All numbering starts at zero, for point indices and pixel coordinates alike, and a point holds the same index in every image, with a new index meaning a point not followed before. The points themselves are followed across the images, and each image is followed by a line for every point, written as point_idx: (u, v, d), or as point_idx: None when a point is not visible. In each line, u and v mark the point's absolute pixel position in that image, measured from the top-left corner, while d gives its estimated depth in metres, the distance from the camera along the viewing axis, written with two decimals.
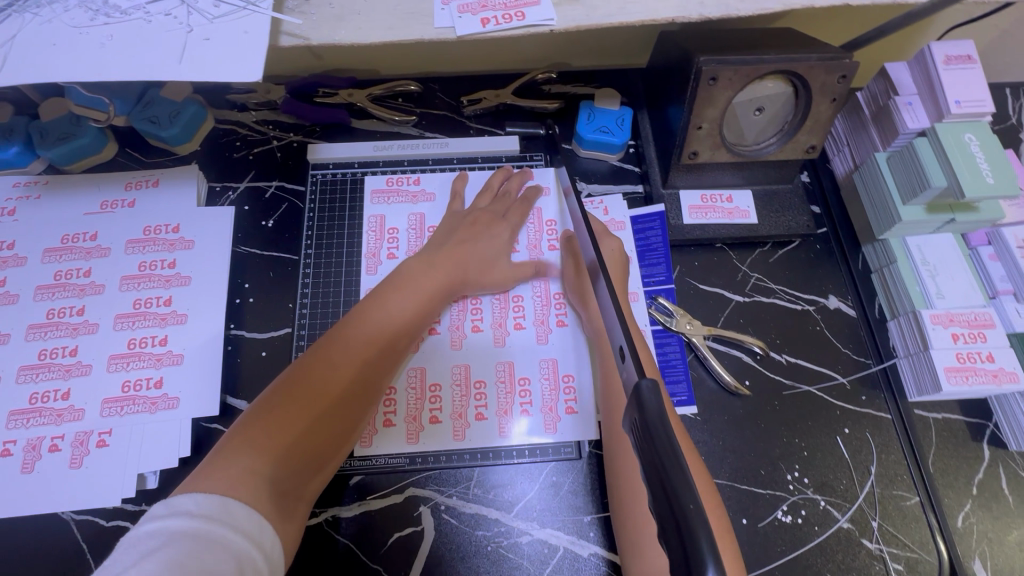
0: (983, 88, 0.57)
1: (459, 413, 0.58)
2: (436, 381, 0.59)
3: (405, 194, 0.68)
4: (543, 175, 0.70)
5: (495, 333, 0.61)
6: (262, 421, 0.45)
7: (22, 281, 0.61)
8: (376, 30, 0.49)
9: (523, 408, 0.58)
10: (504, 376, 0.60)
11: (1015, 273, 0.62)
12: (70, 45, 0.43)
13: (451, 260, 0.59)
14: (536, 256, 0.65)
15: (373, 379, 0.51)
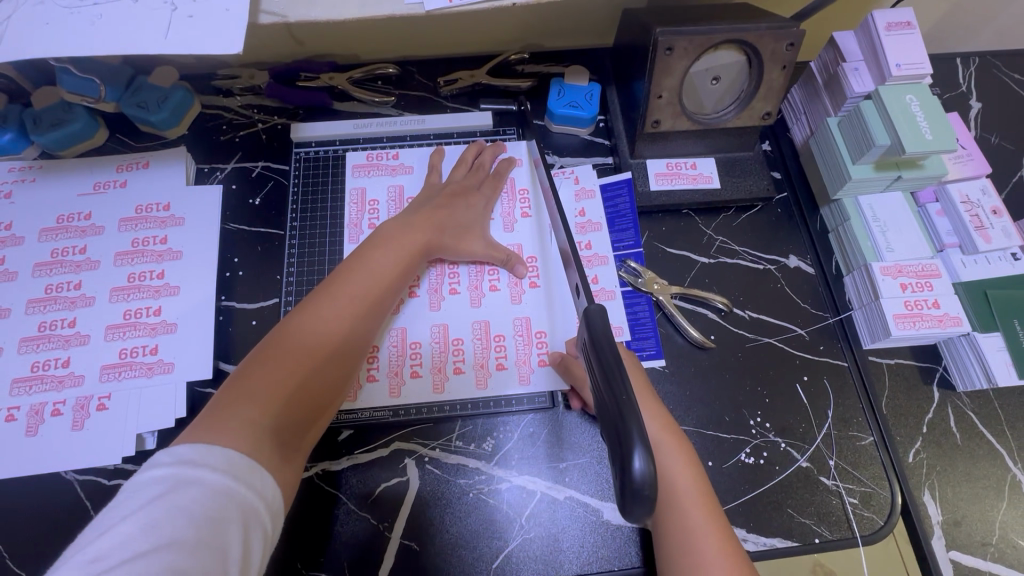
0: (922, 52, 0.61)
1: (439, 368, 0.62)
2: (417, 340, 0.63)
3: (384, 169, 0.71)
4: (515, 148, 0.73)
5: (471, 294, 0.65)
6: (254, 374, 0.46)
7: (20, 259, 0.64)
8: (350, 7, 0.52)
9: (499, 362, 0.62)
10: (480, 334, 0.63)
11: (960, 227, 0.65)
12: (64, 24, 0.46)
13: (428, 225, 0.62)
14: (509, 222, 0.69)
15: (360, 333, 0.53)
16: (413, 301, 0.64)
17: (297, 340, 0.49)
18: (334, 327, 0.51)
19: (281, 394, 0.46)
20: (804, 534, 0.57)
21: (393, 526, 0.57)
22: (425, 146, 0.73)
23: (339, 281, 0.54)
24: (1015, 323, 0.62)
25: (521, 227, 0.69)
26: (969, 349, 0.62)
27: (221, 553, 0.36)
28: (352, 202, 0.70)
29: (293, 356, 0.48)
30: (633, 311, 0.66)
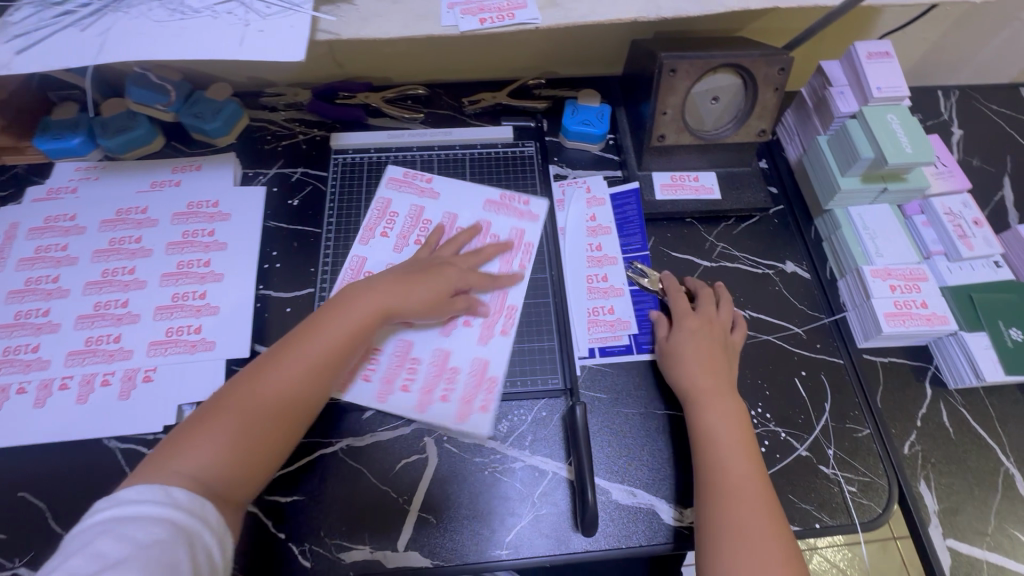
0: (900, 78, 0.68)
1: (387, 379, 0.64)
2: (380, 348, 0.65)
3: (414, 187, 0.77)
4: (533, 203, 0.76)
5: (451, 329, 0.67)
6: (196, 430, 0.50)
7: (82, 246, 0.70)
8: (393, 27, 0.59)
9: (444, 394, 0.63)
10: (436, 362, 0.65)
11: (944, 236, 0.71)
12: (155, 34, 0.54)
13: (404, 286, 0.62)
14: (519, 260, 0.72)
15: (310, 399, 0.54)
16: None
17: (245, 407, 0.51)
18: (284, 395, 0.53)
19: (224, 447, 0.49)
20: (806, 520, 0.60)
21: (413, 499, 0.60)
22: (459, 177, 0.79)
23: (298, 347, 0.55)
24: (1000, 324, 0.66)
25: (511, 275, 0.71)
26: (958, 347, 0.65)
27: (167, 566, 0.40)
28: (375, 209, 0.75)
29: (240, 419, 0.51)
30: (640, 308, 0.70)
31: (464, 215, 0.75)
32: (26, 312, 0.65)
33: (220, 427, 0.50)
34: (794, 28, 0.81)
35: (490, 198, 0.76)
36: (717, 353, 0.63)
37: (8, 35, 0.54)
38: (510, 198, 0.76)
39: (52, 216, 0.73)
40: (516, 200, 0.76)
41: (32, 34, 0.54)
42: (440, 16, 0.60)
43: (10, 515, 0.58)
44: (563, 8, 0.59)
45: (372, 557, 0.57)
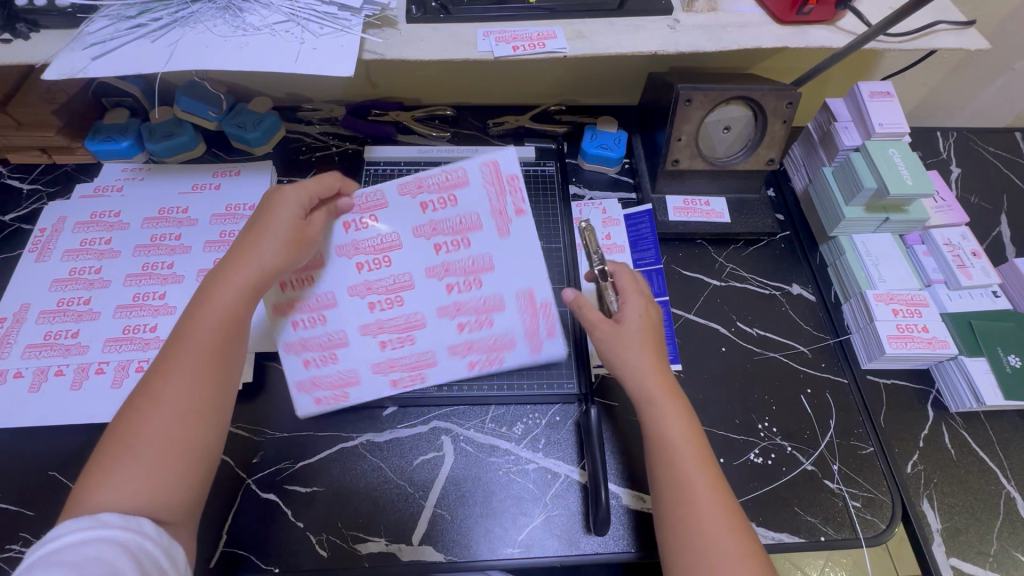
0: (901, 116, 0.73)
1: (303, 343, 0.64)
2: (335, 327, 0.64)
3: (506, 195, 0.69)
4: (550, 340, 0.65)
5: (381, 370, 0.64)
6: (111, 450, 0.45)
7: (125, 240, 0.74)
8: (434, 50, 0.64)
9: (315, 360, 0.63)
10: (335, 337, 0.64)
11: (944, 265, 0.74)
12: (218, 48, 0.59)
13: (244, 250, 0.56)
14: (535, 343, 0.65)
15: (213, 391, 0.49)
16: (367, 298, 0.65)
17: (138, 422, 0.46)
18: (179, 396, 0.47)
19: (144, 458, 0.45)
20: (811, 532, 0.61)
21: (428, 495, 0.62)
22: (534, 236, 0.68)
23: (181, 343, 0.50)
24: (998, 351, 0.68)
25: (456, 359, 0.64)
26: (958, 371, 0.68)
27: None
28: (440, 185, 0.70)
29: (145, 431, 0.45)
30: None
31: (488, 283, 0.67)
32: (68, 299, 0.70)
33: (120, 451, 0.44)
34: (801, 67, 0.87)
35: (530, 292, 0.66)
36: (652, 336, 0.58)
37: (84, 44, 0.60)
38: (543, 308, 0.66)
39: (98, 212, 0.77)
40: (544, 316, 0.66)
41: (107, 43, 0.59)
42: (477, 42, 0.64)
43: (42, 491, 0.60)
44: (590, 40, 0.64)
45: (386, 550, 0.59)
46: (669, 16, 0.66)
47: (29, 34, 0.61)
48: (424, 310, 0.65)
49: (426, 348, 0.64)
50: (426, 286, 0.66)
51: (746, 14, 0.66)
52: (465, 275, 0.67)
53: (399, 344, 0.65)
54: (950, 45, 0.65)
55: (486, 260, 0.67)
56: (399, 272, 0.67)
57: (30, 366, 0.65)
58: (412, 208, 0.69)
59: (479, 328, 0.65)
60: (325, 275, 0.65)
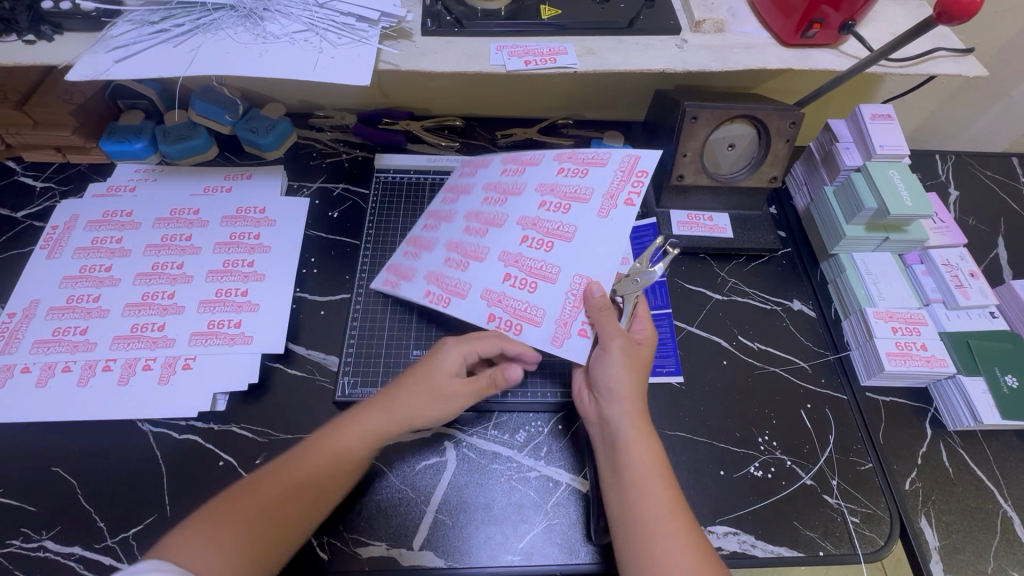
0: (901, 138, 0.75)
1: (396, 263, 0.73)
2: (438, 246, 0.70)
3: (629, 184, 0.60)
4: (576, 340, 0.58)
5: (430, 282, 0.67)
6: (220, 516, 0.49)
7: (135, 240, 0.75)
8: (448, 62, 0.65)
9: (411, 253, 0.73)
10: (433, 245, 0.71)
11: (942, 285, 0.75)
12: (238, 54, 0.61)
13: (406, 394, 0.58)
14: (560, 335, 0.58)
15: (303, 513, 0.53)
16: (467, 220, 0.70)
17: (246, 508, 0.50)
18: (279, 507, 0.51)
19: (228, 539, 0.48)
20: (810, 546, 0.61)
21: (429, 500, 0.62)
22: (624, 236, 0.58)
23: (303, 458, 0.54)
24: (996, 371, 0.69)
25: (481, 304, 0.63)
26: (956, 390, 0.69)
27: None
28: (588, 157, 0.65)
29: (249, 516, 0.49)
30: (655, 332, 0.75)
31: (559, 251, 0.61)
32: (78, 297, 0.70)
33: (224, 530, 0.48)
34: (804, 88, 0.89)
35: (589, 282, 0.58)
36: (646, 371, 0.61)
37: (108, 47, 0.61)
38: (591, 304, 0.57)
39: (111, 211, 0.78)
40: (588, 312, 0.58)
41: (130, 47, 0.61)
42: (490, 56, 0.66)
43: (44, 487, 0.60)
44: (600, 57, 0.66)
45: (387, 554, 0.59)
46: (677, 36, 0.68)
47: (53, 36, 0.63)
48: (492, 248, 0.65)
49: (467, 281, 0.64)
50: (510, 230, 0.65)
51: (752, 36, 0.68)
52: (544, 235, 0.62)
53: (454, 268, 0.66)
54: (949, 72, 0.67)
55: (570, 230, 0.61)
56: (501, 212, 0.67)
57: (37, 362, 0.65)
58: (552, 168, 0.67)
59: (520, 290, 0.61)
60: (464, 196, 0.74)
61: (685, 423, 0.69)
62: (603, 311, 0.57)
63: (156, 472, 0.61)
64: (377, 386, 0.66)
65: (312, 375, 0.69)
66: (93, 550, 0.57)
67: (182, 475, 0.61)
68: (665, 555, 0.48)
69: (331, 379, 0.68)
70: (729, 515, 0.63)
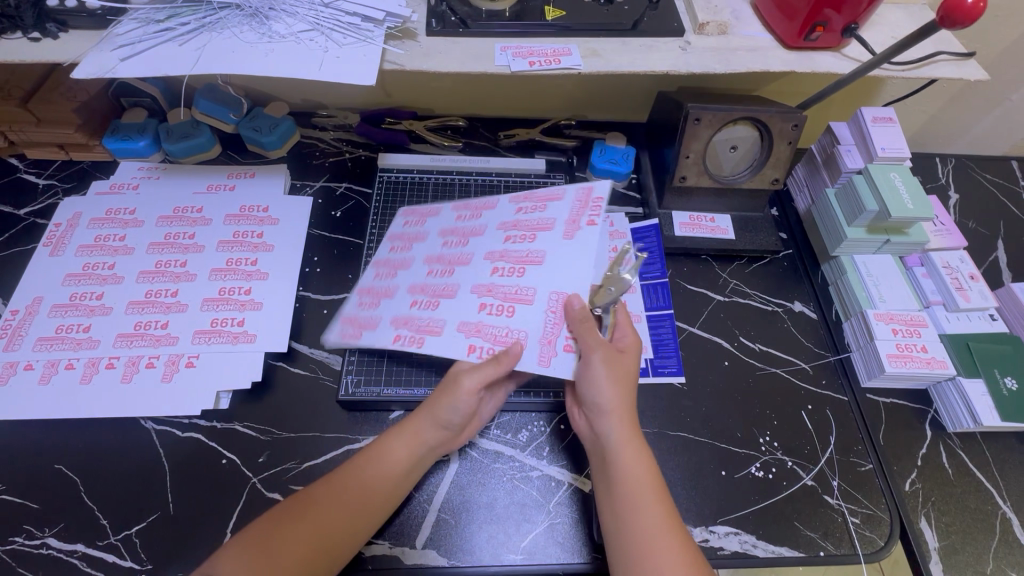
0: (902, 141, 0.75)
1: (366, 284, 0.72)
2: (395, 286, 0.69)
3: (588, 211, 0.62)
4: (562, 358, 0.56)
5: (397, 325, 0.64)
6: (267, 537, 0.50)
7: (139, 238, 0.75)
8: (452, 62, 0.65)
9: (364, 320, 0.68)
10: (375, 291, 0.70)
11: (943, 287, 0.76)
12: (243, 53, 0.61)
13: (435, 406, 0.58)
14: (546, 354, 0.56)
15: (355, 532, 0.53)
16: (430, 259, 0.69)
17: (298, 528, 0.51)
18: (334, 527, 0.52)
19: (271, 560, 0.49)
20: (811, 547, 0.62)
21: (432, 499, 0.62)
22: (592, 252, 0.59)
23: (350, 478, 0.55)
24: (995, 373, 0.69)
25: (459, 338, 0.59)
26: (955, 391, 0.69)
27: None
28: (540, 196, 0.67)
29: (295, 535, 0.51)
30: (658, 332, 0.75)
31: (533, 275, 0.60)
32: (81, 294, 0.70)
33: (277, 554, 0.49)
34: (805, 90, 0.90)
35: (568, 298, 0.57)
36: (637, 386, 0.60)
37: (113, 45, 0.61)
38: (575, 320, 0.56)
39: (114, 209, 0.78)
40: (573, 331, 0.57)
41: (135, 45, 0.61)
42: (494, 56, 0.66)
43: (47, 485, 0.60)
44: (604, 58, 0.66)
45: (390, 553, 0.59)
46: (680, 37, 0.69)
47: (58, 33, 0.63)
48: (462, 283, 0.63)
49: (440, 318, 0.62)
50: (478, 266, 0.64)
51: (755, 38, 0.69)
52: (514, 262, 0.62)
53: (424, 307, 0.64)
54: (950, 75, 0.67)
55: (540, 255, 0.62)
56: (465, 253, 0.67)
57: (40, 359, 0.66)
58: (510, 209, 0.69)
59: (498, 316, 0.59)
60: (432, 220, 0.74)
61: (687, 423, 0.69)
62: (583, 322, 0.56)
63: (159, 470, 0.61)
64: (381, 384, 0.66)
65: (315, 373, 0.69)
66: (96, 547, 0.57)
67: (185, 473, 0.61)
68: (659, 567, 0.48)
69: (334, 378, 0.69)
70: (730, 515, 0.63)
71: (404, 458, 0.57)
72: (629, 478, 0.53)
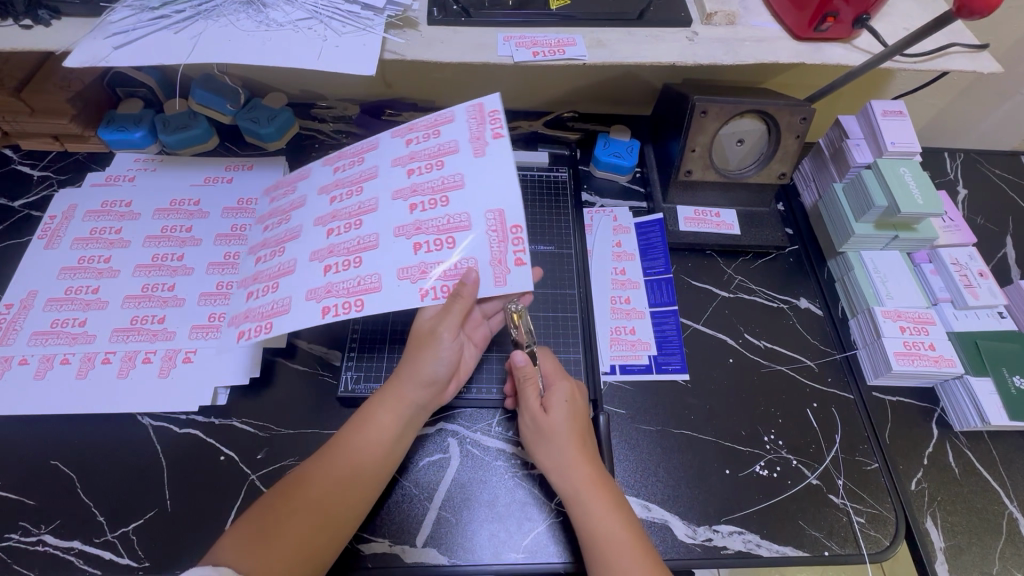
0: (913, 135, 0.74)
1: (255, 275, 0.64)
2: (296, 256, 0.63)
3: (488, 125, 0.64)
4: (515, 272, 0.58)
5: (316, 297, 0.58)
6: (266, 519, 0.50)
7: (135, 231, 0.74)
8: (454, 52, 0.64)
9: (257, 293, 0.62)
10: (275, 270, 0.63)
11: (951, 284, 0.75)
12: (240, 42, 0.59)
13: (414, 362, 0.58)
14: (501, 274, 0.58)
15: (353, 508, 0.53)
16: (334, 215, 0.64)
17: (294, 510, 0.50)
18: (330, 505, 0.52)
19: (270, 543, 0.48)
20: (815, 546, 0.61)
21: (433, 497, 0.62)
22: (509, 161, 0.62)
23: (340, 450, 0.54)
24: (1004, 371, 0.68)
25: (403, 287, 0.57)
26: (963, 390, 0.68)
27: None
28: (405, 130, 0.67)
29: (292, 515, 0.50)
30: (662, 330, 0.74)
31: (456, 201, 0.60)
32: (77, 288, 0.69)
33: (276, 540, 0.48)
34: (813, 83, 0.88)
35: (501, 212, 0.60)
36: (577, 427, 0.59)
37: (106, 33, 0.60)
38: (514, 233, 0.59)
39: (110, 200, 0.77)
40: (514, 243, 0.59)
41: (129, 33, 0.59)
42: (497, 46, 0.64)
43: (43, 481, 0.60)
44: (609, 49, 0.65)
45: (390, 551, 0.58)
46: (688, 28, 0.67)
47: (50, 21, 0.61)
48: (381, 231, 0.60)
49: (370, 272, 0.58)
50: (388, 209, 0.62)
51: (764, 29, 0.67)
52: (432, 194, 0.61)
53: (344, 269, 0.60)
54: (963, 68, 0.66)
55: (458, 179, 0.62)
56: (366, 199, 0.63)
57: (35, 354, 0.65)
58: (396, 145, 0.66)
59: (438, 251, 0.58)
60: (303, 181, 0.70)
61: (691, 421, 0.68)
62: (528, 378, 0.60)
63: (156, 466, 0.61)
64: (381, 380, 0.65)
65: (314, 369, 0.68)
66: (93, 545, 0.56)
67: (182, 469, 0.61)
68: None
69: (334, 374, 0.68)
70: (734, 514, 0.62)
71: (394, 425, 0.56)
72: (595, 526, 0.53)
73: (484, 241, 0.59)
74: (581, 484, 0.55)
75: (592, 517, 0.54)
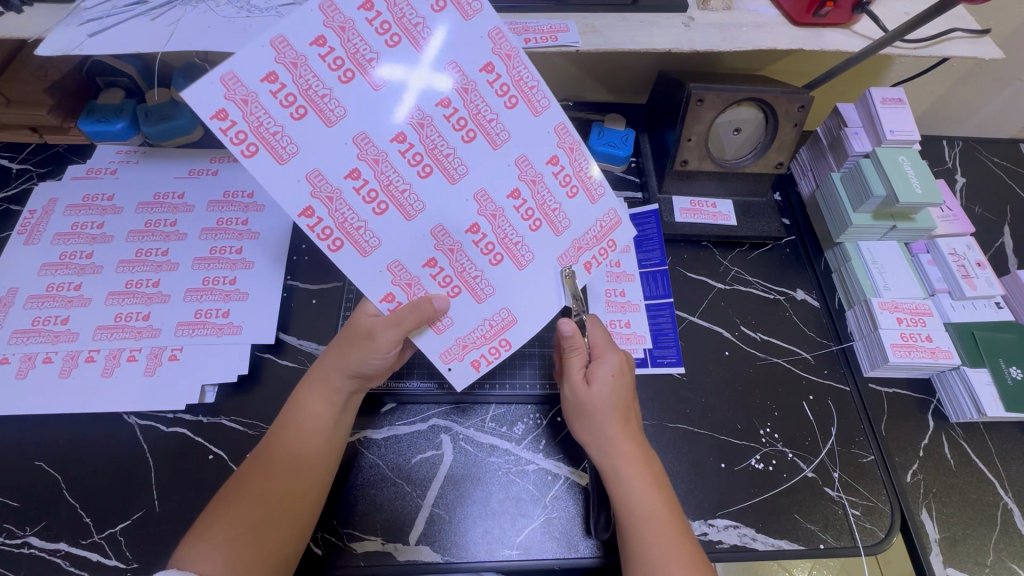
0: (911, 123, 0.73)
1: (298, 61, 0.43)
2: (342, 110, 0.46)
3: (597, 246, 0.55)
4: (465, 367, 0.55)
5: (313, 187, 0.46)
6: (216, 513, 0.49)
7: (118, 225, 0.72)
8: None
9: (290, 102, 0.44)
10: (315, 95, 0.44)
11: (949, 275, 0.74)
12: (221, 28, 0.57)
13: (344, 353, 0.55)
14: (451, 354, 0.55)
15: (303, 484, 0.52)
16: (425, 140, 0.48)
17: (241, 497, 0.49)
18: (276, 487, 0.51)
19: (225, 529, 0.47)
20: (811, 539, 0.61)
21: (426, 493, 0.61)
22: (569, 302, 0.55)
23: (275, 435, 0.54)
24: (1001, 362, 0.68)
25: (380, 274, 0.51)
26: (960, 381, 0.68)
27: None
28: (569, 148, 0.52)
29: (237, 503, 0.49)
30: (657, 322, 0.73)
31: (504, 269, 0.53)
32: (58, 285, 0.68)
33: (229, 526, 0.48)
34: (812, 69, 0.86)
35: (509, 321, 0.55)
36: (620, 403, 0.56)
37: (81, 19, 0.57)
38: (501, 342, 0.55)
39: (91, 195, 0.75)
40: (491, 348, 0.55)
41: (104, 20, 0.57)
42: None
43: (27, 482, 0.58)
44: (604, 36, 0.63)
45: (383, 549, 0.58)
46: (684, 13, 0.65)
47: (22, 6, 0.58)
48: (428, 211, 0.50)
49: (376, 232, 0.49)
50: (457, 199, 0.51)
51: (762, 15, 0.65)
52: (500, 241, 0.53)
53: (360, 196, 0.48)
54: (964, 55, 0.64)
55: (526, 256, 0.54)
56: (461, 158, 0.50)
57: (16, 353, 0.63)
58: (548, 145, 0.51)
59: (436, 285, 0.52)
60: (455, 20, 0.47)
61: (687, 415, 0.67)
62: (574, 347, 0.57)
63: (142, 467, 0.60)
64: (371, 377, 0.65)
65: (304, 365, 0.67)
66: (79, 546, 0.55)
67: (170, 469, 0.60)
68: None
69: None
70: (730, 508, 0.62)
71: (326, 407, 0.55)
72: (635, 503, 0.52)
73: (477, 323, 0.54)
74: (619, 458, 0.54)
75: (630, 490, 0.53)
